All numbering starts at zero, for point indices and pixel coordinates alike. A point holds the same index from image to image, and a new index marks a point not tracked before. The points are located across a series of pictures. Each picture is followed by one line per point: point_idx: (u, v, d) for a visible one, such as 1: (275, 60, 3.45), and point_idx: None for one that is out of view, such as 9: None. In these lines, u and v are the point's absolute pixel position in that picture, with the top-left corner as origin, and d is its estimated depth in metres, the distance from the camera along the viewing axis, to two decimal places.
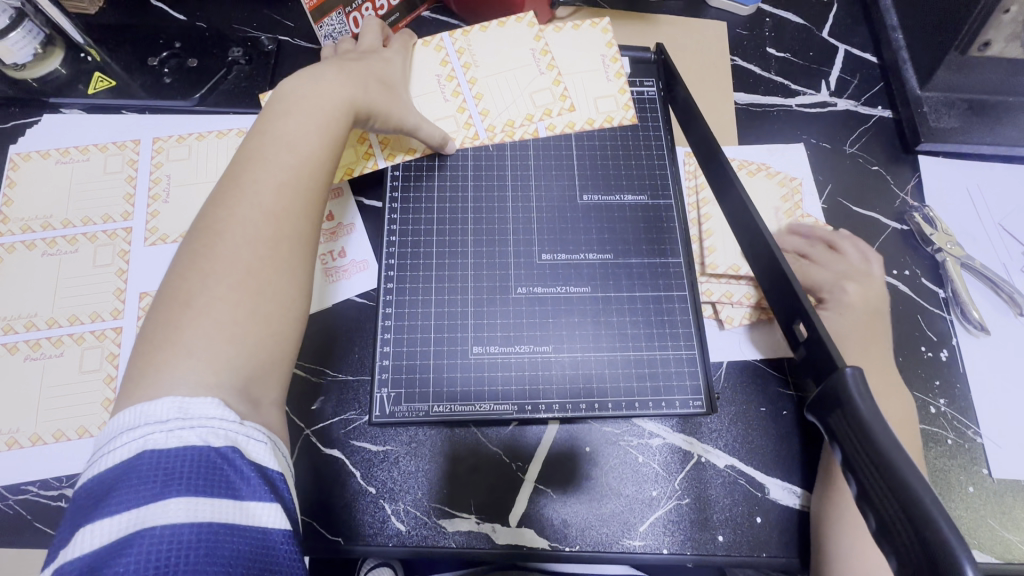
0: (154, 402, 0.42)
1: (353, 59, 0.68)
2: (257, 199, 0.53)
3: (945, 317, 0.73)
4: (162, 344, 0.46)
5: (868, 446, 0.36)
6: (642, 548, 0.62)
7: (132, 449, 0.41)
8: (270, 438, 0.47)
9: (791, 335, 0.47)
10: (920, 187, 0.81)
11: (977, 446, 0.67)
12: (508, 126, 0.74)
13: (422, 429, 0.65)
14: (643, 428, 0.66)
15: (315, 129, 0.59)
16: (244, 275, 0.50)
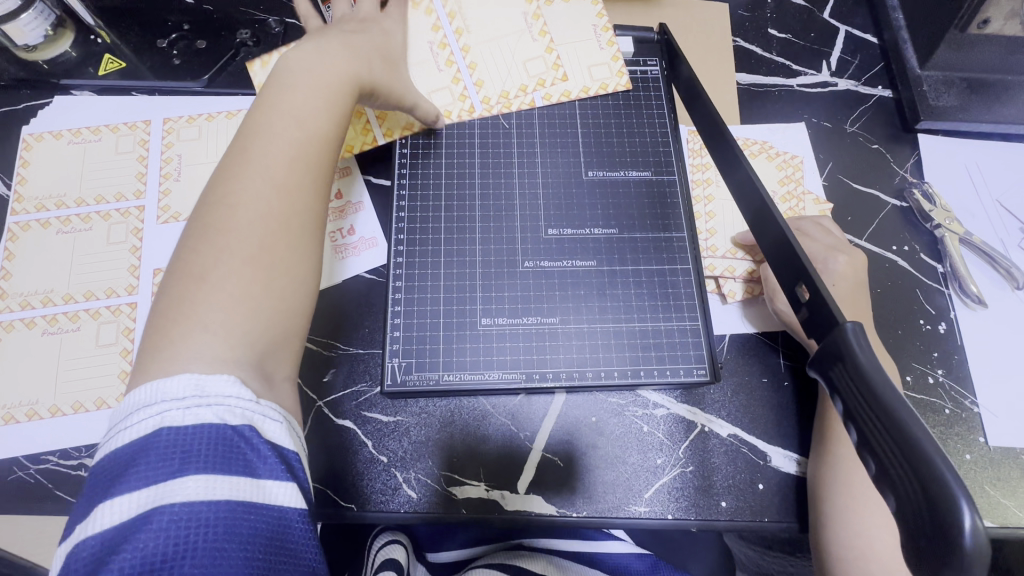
0: (171, 379, 0.43)
1: (353, 32, 0.67)
2: (265, 173, 0.54)
3: (943, 291, 0.75)
4: (174, 319, 0.47)
5: (870, 396, 0.38)
6: (646, 514, 0.64)
7: (147, 428, 0.41)
8: (285, 417, 0.47)
9: (794, 297, 0.48)
10: (919, 165, 0.82)
11: (974, 415, 0.69)
12: (503, 97, 0.76)
13: (432, 403, 0.67)
14: (647, 398, 0.68)
15: (318, 102, 0.59)
16: (253, 249, 0.51)
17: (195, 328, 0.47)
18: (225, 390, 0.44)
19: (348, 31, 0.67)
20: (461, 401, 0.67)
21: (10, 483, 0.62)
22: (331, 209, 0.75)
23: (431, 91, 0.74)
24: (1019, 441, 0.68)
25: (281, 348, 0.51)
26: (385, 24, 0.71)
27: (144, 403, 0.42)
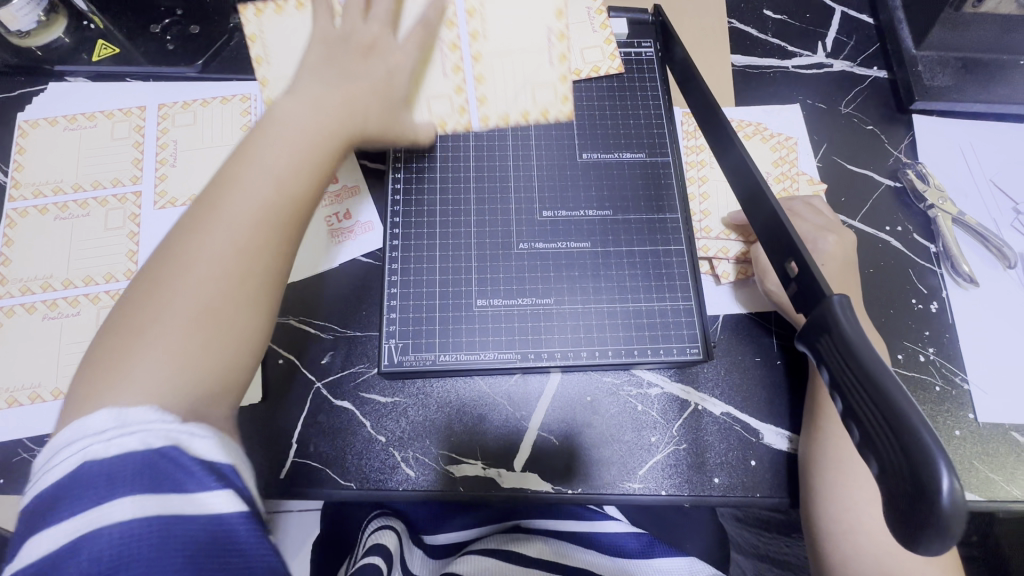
0: (93, 414, 0.39)
1: (357, 60, 0.60)
2: (229, 224, 0.47)
3: (936, 271, 0.75)
4: (115, 360, 0.42)
5: (857, 368, 0.38)
6: (640, 491, 0.65)
7: (69, 464, 0.38)
8: (219, 432, 0.42)
9: (783, 273, 0.49)
10: (913, 147, 0.82)
11: (964, 392, 0.70)
12: (502, 119, 0.72)
13: (430, 386, 0.67)
14: (641, 378, 0.69)
15: (301, 150, 0.52)
16: (196, 314, 0.45)
17: (123, 384, 0.41)
18: (150, 420, 0.40)
19: (349, 65, 0.59)
20: (458, 383, 0.68)
21: (15, 464, 0.63)
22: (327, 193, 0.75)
23: (430, 98, 0.69)
24: (1007, 417, 0.69)
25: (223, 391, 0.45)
26: (392, 53, 0.63)
27: (66, 441, 0.39)
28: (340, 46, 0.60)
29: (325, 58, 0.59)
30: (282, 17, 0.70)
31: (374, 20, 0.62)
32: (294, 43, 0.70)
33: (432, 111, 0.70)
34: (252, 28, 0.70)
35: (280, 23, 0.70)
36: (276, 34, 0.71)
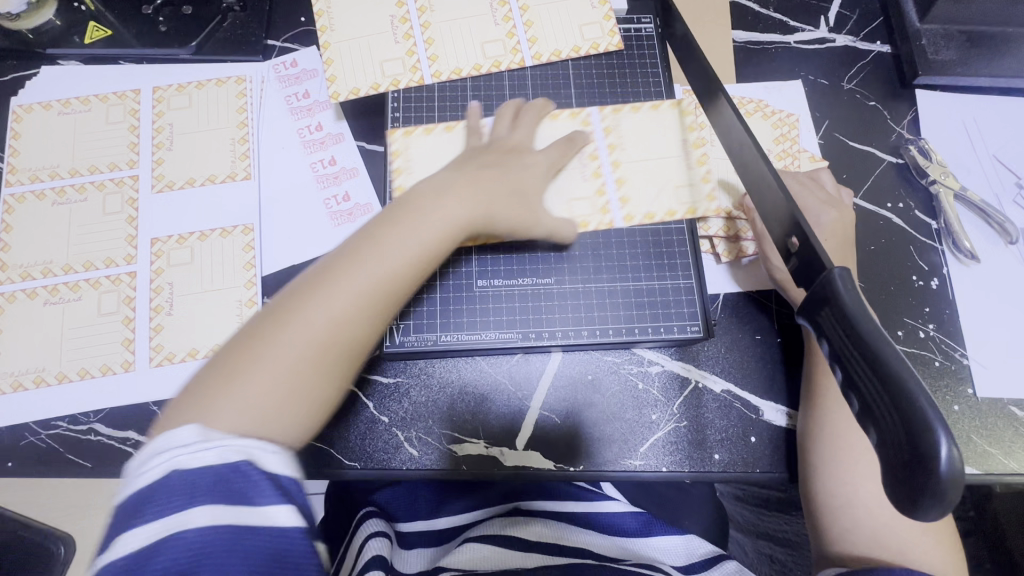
0: (177, 428, 0.42)
1: (487, 160, 0.64)
2: (337, 292, 0.49)
3: (937, 247, 0.75)
4: (233, 371, 0.46)
5: (859, 342, 0.38)
6: (641, 467, 0.66)
7: (156, 473, 0.41)
8: (285, 447, 0.45)
9: (782, 247, 0.49)
10: (916, 122, 0.81)
11: (963, 368, 0.70)
12: (647, 219, 0.69)
13: (400, 368, 0.68)
14: (642, 356, 0.69)
15: (426, 242, 0.53)
16: (279, 387, 0.46)
17: (233, 398, 0.45)
18: (233, 437, 0.43)
19: (486, 169, 0.62)
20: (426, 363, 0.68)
21: (22, 448, 0.64)
22: (325, 176, 0.76)
23: (571, 200, 0.69)
24: (1005, 392, 0.69)
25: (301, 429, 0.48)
26: (523, 153, 0.66)
27: (157, 450, 0.42)
28: (472, 156, 0.64)
29: (464, 160, 0.63)
30: (429, 136, 0.70)
31: (514, 131, 0.69)
32: (435, 150, 0.70)
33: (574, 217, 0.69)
34: (398, 145, 0.70)
35: (426, 139, 0.71)
36: (420, 146, 0.70)
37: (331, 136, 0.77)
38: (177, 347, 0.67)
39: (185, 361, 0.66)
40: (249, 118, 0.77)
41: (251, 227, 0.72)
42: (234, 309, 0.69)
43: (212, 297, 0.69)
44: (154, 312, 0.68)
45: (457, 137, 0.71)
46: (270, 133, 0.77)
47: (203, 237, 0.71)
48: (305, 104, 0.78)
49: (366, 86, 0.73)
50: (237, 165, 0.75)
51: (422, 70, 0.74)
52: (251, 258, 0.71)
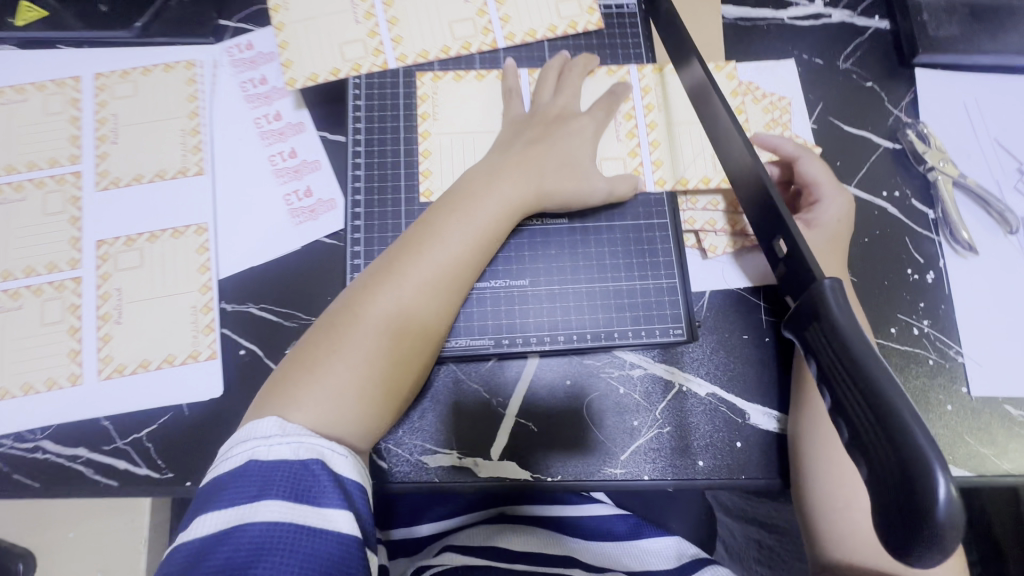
0: (261, 421, 0.49)
1: (517, 159, 0.62)
2: (399, 285, 0.56)
3: (934, 238, 0.72)
4: (313, 360, 0.53)
5: (851, 367, 0.34)
6: (622, 476, 0.63)
7: (240, 460, 0.47)
8: (351, 452, 0.51)
9: (770, 252, 0.44)
10: (914, 104, 0.76)
11: (958, 366, 0.67)
12: (681, 183, 0.67)
13: (438, 380, 0.64)
14: (623, 359, 0.66)
15: (472, 236, 0.59)
16: (370, 361, 0.53)
17: (317, 384, 0.52)
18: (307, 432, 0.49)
19: (531, 145, 0.63)
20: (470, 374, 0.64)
21: None
22: (285, 170, 0.70)
23: (603, 158, 0.67)
24: (1001, 390, 0.66)
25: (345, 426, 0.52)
26: (561, 144, 0.63)
27: (244, 437, 0.49)
28: (515, 136, 0.64)
29: (507, 143, 0.63)
30: (461, 84, 0.68)
31: (558, 95, 0.66)
32: (469, 105, 0.68)
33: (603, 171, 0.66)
34: (426, 89, 0.68)
35: (458, 91, 0.68)
36: (451, 100, 0.68)
37: (291, 126, 0.72)
38: (128, 358, 0.63)
39: (136, 373, 0.63)
40: (200, 107, 0.71)
41: (205, 227, 0.67)
42: (188, 316, 0.64)
43: (164, 303, 0.64)
44: (102, 320, 0.64)
45: (494, 93, 0.68)
46: (224, 123, 0.71)
47: (153, 238, 0.67)
48: (261, 91, 0.73)
49: (324, 72, 0.67)
50: (188, 159, 0.70)
51: (385, 53, 0.68)
52: (205, 260, 0.66)
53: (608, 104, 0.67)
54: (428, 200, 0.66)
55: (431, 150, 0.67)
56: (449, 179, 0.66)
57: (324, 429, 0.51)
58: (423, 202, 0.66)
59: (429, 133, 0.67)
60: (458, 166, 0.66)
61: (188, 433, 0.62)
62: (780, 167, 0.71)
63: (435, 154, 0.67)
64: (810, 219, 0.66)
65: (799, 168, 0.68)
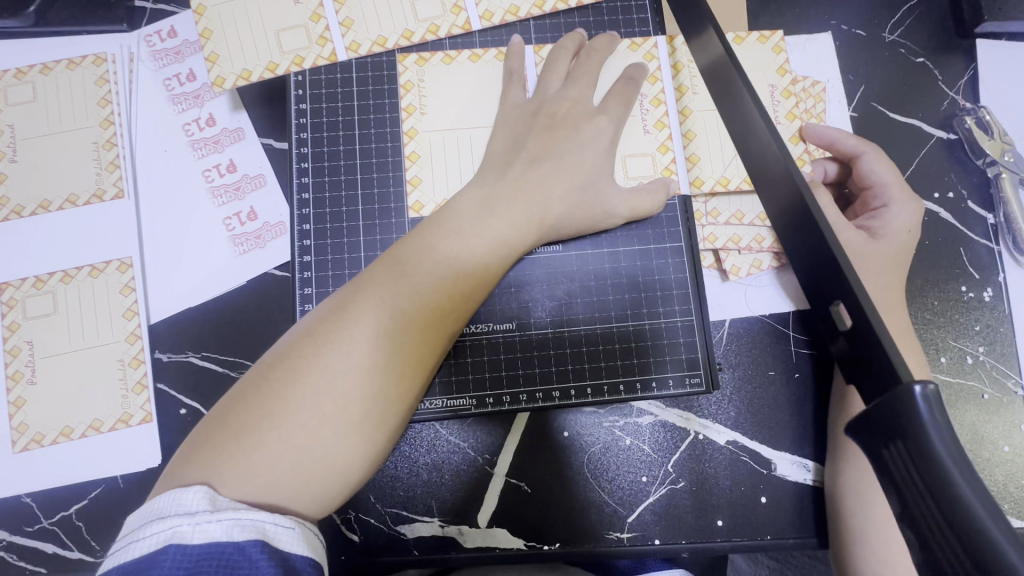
0: (184, 491, 0.34)
1: (510, 191, 0.49)
2: (364, 326, 0.40)
3: (993, 248, 0.61)
4: (240, 425, 0.37)
5: (955, 520, 0.24)
6: (629, 541, 0.54)
7: (150, 545, 0.31)
8: (304, 525, 0.36)
9: (827, 320, 0.34)
10: (975, 83, 0.64)
11: (1018, 400, 0.58)
12: (721, 184, 0.56)
13: (412, 431, 0.56)
14: (630, 405, 0.57)
15: (453, 269, 0.45)
16: (335, 414, 0.38)
17: (241, 462, 0.36)
18: (243, 507, 0.34)
19: (533, 162, 0.50)
20: (450, 423, 0.56)
21: None
22: (223, 187, 0.59)
23: (628, 154, 0.55)
24: None
25: (305, 513, 0.37)
26: (568, 159, 0.51)
27: (158, 513, 0.33)
28: (507, 145, 0.51)
29: (507, 159, 0.51)
30: (451, 68, 0.56)
31: (569, 85, 0.54)
32: (460, 94, 0.55)
33: (629, 171, 0.55)
34: (410, 75, 0.55)
35: (448, 76, 0.55)
36: (441, 86, 0.55)
37: (227, 133, 0.59)
38: (46, 426, 0.54)
39: (58, 442, 0.54)
40: (115, 113, 0.59)
41: (129, 262, 0.57)
42: (115, 371, 0.55)
43: (86, 358, 0.55)
44: (13, 380, 0.54)
45: (488, 79, 0.55)
46: (145, 131, 0.59)
47: (68, 278, 0.56)
48: (189, 90, 0.60)
49: (259, 68, 0.54)
50: (105, 179, 0.58)
51: (333, 40, 0.55)
52: (131, 304, 0.56)
53: (623, 96, 0.54)
54: (418, 215, 0.54)
55: (419, 151, 0.54)
56: (442, 188, 0.54)
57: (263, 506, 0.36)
58: (411, 216, 0.54)
59: (415, 131, 0.55)
60: (453, 174, 0.54)
61: (118, 510, 0.53)
62: (838, 166, 0.61)
63: (424, 157, 0.54)
64: (876, 228, 0.55)
65: (861, 168, 0.58)
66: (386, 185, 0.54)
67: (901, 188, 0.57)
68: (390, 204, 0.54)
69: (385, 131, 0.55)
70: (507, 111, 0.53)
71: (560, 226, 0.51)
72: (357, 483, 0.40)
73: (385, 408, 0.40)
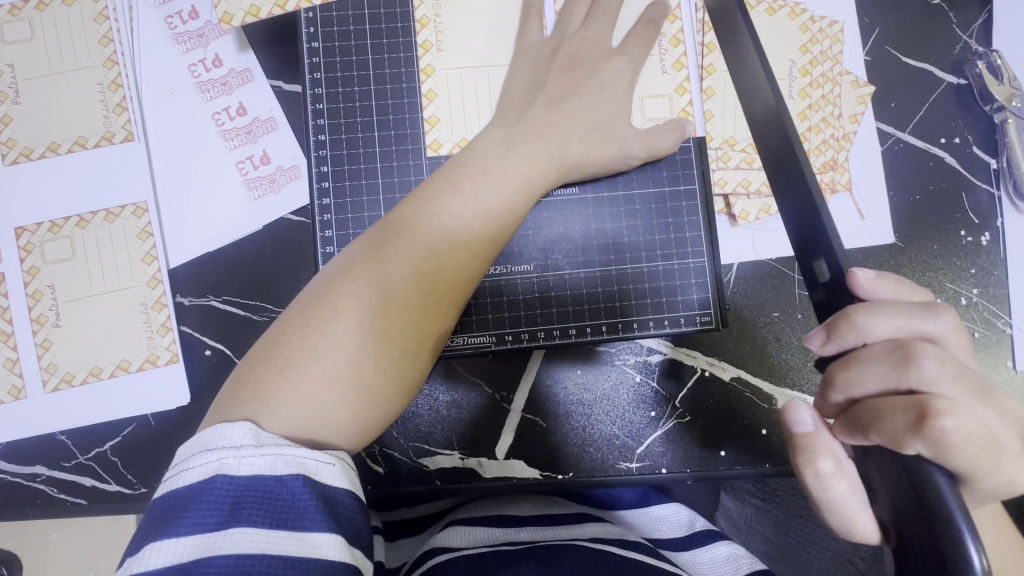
0: (228, 426, 0.35)
1: (531, 130, 0.49)
2: (392, 261, 0.42)
3: (993, 193, 0.62)
4: (281, 358, 0.39)
5: None
6: (637, 470, 0.58)
7: (201, 475, 0.34)
8: (341, 458, 0.37)
9: (808, 270, 0.42)
10: (988, 27, 0.63)
11: (1005, 338, 0.61)
12: (727, 145, 0.58)
13: (435, 372, 0.58)
14: (640, 344, 0.59)
15: (479, 207, 0.45)
16: (371, 346, 0.39)
17: (283, 390, 0.38)
18: (287, 442, 0.35)
19: (551, 102, 0.50)
20: (468, 362, 0.58)
21: None
22: (235, 131, 0.58)
23: (645, 95, 0.55)
24: None
25: (347, 440, 0.39)
26: (588, 100, 0.51)
27: (206, 445, 0.35)
28: (528, 89, 0.51)
29: (524, 101, 0.51)
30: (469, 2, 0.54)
31: (588, 25, 0.53)
32: (476, 31, 0.54)
33: (646, 113, 0.55)
34: (427, 9, 0.54)
35: (466, 11, 0.54)
36: (460, 21, 0.54)
37: (235, 74, 0.58)
38: (75, 367, 0.55)
39: (87, 382, 0.55)
40: (118, 52, 0.57)
41: (144, 206, 0.57)
42: (139, 315, 0.56)
43: (108, 301, 0.55)
44: (37, 323, 0.55)
45: (505, 16, 0.54)
46: (149, 70, 0.57)
47: (83, 223, 0.56)
48: (192, 28, 0.58)
49: (268, 4, 0.53)
50: (113, 121, 0.57)
51: None
52: (150, 249, 0.56)
53: (642, 40, 0.54)
54: (436, 154, 0.54)
55: (437, 89, 0.54)
56: (459, 128, 0.54)
57: (307, 433, 0.37)
58: (430, 155, 0.54)
59: (433, 67, 0.54)
60: (472, 114, 0.54)
61: (150, 447, 0.55)
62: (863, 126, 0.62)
63: (442, 95, 0.54)
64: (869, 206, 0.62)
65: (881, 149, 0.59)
66: (402, 127, 0.54)
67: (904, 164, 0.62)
68: (406, 146, 0.54)
69: (399, 72, 0.54)
70: (527, 49, 0.53)
71: (577, 168, 0.51)
72: (390, 414, 0.42)
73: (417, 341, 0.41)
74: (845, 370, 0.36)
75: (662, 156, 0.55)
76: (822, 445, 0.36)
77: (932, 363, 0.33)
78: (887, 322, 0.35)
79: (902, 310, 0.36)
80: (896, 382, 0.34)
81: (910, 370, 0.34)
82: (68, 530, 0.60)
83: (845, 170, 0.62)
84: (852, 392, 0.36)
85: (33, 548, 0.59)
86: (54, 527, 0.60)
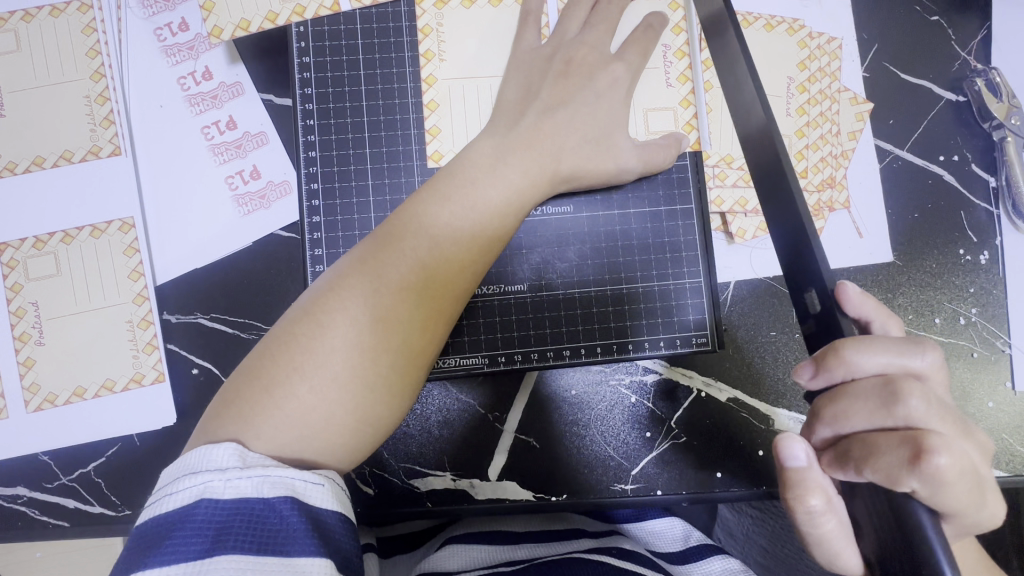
0: (214, 447, 0.34)
1: (524, 141, 0.48)
2: (379, 283, 0.40)
3: (992, 211, 0.62)
4: (266, 385, 0.38)
5: None
6: (631, 492, 0.57)
7: (185, 500, 0.32)
8: (328, 477, 0.36)
9: (799, 301, 0.41)
10: (988, 44, 0.63)
11: (1004, 358, 0.60)
12: (725, 162, 0.57)
13: (425, 390, 0.57)
14: (636, 363, 0.58)
15: (470, 224, 0.44)
16: (360, 369, 0.38)
17: (268, 418, 0.36)
18: (273, 464, 0.34)
19: (549, 113, 0.49)
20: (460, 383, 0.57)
21: None
22: (224, 145, 0.57)
23: (648, 108, 0.54)
24: None
25: (334, 466, 0.38)
26: (585, 110, 0.50)
27: (189, 469, 0.34)
28: (524, 101, 0.50)
29: (517, 114, 0.50)
30: (470, 13, 0.53)
31: (588, 31, 0.52)
32: (473, 42, 0.53)
33: (649, 126, 0.54)
34: (428, 19, 0.53)
35: (466, 22, 0.53)
36: (460, 33, 0.53)
37: (225, 87, 0.57)
38: (58, 386, 0.54)
39: (71, 402, 0.54)
40: (105, 65, 0.56)
41: (131, 222, 0.55)
42: (125, 332, 0.55)
43: (92, 319, 0.54)
44: (20, 342, 0.54)
45: (503, 29, 0.53)
46: (138, 83, 0.56)
47: (68, 239, 0.55)
48: (181, 41, 0.57)
49: (258, 18, 0.52)
50: (100, 135, 0.56)
51: None
52: (136, 265, 0.55)
53: (640, 54, 0.53)
54: (437, 165, 0.53)
55: (438, 100, 0.53)
56: (461, 138, 0.53)
57: (292, 460, 0.36)
58: (431, 166, 0.53)
59: (433, 78, 0.53)
60: (471, 124, 0.53)
61: (133, 467, 0.54)
62: (862, 144, 0.62)
63: (444, 105, 0.53)
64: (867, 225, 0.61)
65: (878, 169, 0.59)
66: (395, 144, 0.53)
67: (904, 181, 0.62)
68: (398, 163, 0.53)
69: (393, 87, 0.54)
70: (521, 58, 0.52)
71: (572, 182, 0.50)
72: (378, 439, 0.41)
73: (405, 366, 0.40)
74: (833, 404, 0.35)
75: (656, 173, 0.54)
76: (813, 482, 0.35)
77: (919, 402, 0.32)
78: (875, 357, 0.34)
79: (891, 346, 0.35)
80: (884, 420, 0.33)
81: (898, 408, 0.33)
82: (51, 550, 0.58)
83: (843, 189, 0.61)
84: (840, 427, 0.35)
85: (15, 569, 0.58)
86: (36, 547, 0.59)
